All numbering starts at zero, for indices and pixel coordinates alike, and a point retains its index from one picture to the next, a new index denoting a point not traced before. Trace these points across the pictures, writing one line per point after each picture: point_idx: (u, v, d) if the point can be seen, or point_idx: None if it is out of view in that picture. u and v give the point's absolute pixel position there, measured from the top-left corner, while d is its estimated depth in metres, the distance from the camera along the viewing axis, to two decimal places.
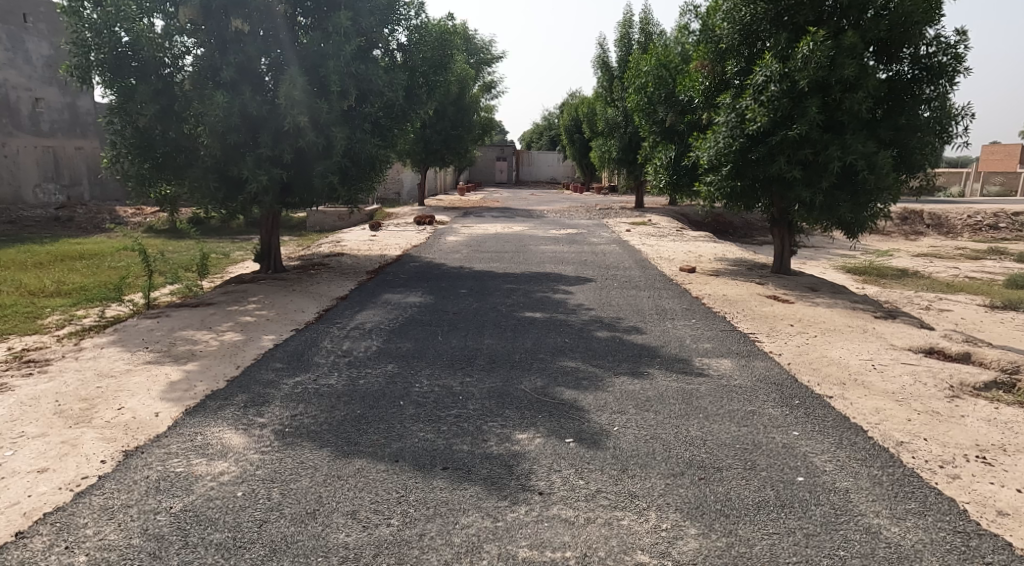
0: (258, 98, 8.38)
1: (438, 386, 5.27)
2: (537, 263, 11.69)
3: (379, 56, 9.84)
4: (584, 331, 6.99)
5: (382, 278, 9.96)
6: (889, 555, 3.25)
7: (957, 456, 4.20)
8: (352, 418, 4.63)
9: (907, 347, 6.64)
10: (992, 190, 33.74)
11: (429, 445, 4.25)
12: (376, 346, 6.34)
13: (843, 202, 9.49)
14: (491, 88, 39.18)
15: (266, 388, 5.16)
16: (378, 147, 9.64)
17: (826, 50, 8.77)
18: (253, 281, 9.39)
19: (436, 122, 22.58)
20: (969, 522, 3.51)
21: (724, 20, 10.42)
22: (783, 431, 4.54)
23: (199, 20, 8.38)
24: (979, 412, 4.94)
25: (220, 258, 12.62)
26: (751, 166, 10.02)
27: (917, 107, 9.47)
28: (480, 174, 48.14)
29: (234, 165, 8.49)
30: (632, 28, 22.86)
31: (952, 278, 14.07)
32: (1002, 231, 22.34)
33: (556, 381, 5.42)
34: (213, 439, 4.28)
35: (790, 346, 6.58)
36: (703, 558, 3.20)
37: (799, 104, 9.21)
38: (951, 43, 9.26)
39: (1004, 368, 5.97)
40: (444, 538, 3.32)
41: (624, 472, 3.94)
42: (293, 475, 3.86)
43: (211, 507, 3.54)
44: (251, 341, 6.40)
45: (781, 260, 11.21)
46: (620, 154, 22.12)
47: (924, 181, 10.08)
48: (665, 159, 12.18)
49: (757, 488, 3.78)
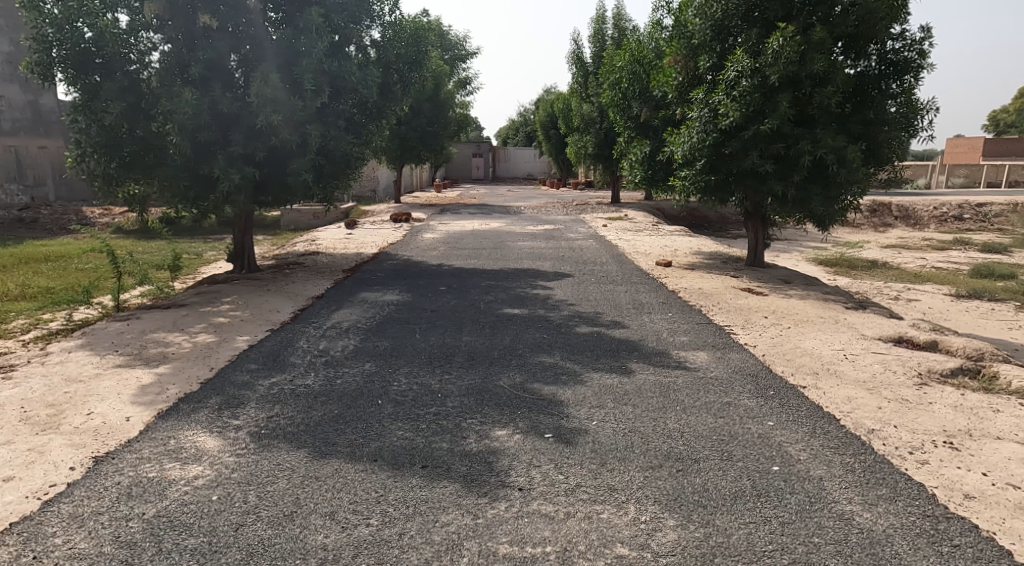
0: (228, 95, 8.27)
1: (417, 384, 5.25)
2: (514, 259, 11.62)
3: (351, 52, 9.72)
4: (563, 326, 7.01)
5: (359, 276, 9.89)
6: (861, 540, 3.31)
7: (925, 442, 4.29)
8: (329, 418, 4.59)
9: (877, 337, 6.76)
10: (956, 182, 34.67)
11: (409, 443, 4.23)
12: (353, 345, 6.29)
13: (814, 196, 9.60)
14: (466, 85, 39.07)
15: (241, 390, 5.08)
16: (353, 145, 9.54)
17: (795, 46, 8.89)
18: (227, 282, 9.24)
19: (411, 119, 22.45)
20: (938, 506, 3.58)
21: (696, 16, 10.52)
22: (758, 422, 4.59)
23: (164, 15, 8.25)
24: (947, 398, 5.05)
25: (193, 259, 12.44)
26: (725, 160, 10.09)
27: (885, 102, 9.62)
28: (458, 171, 47.97)
29: (204, 163, 8.32)
30: (605, 24, 22.99)
31: (919, 268, 14.38)
32: (966, 222, 22.96)
33: (534, 377, 5.42)
34: (187, 443, 4.21)
35: (764, 337, 6.65)
36: (682, 549, 3.23)
37: (770, 99, 9.31)
38: (916, 40, 9.45)
39: (970, 355, 6.14)
40: (423, 536, 3.30)
41: (602, 466, 3.96)
42: (269, 477, 3.81)
43: (185, 511, 3.49)
44: (225, 342, 6.30)
45: (755, 253, 11.35)
46: (596, 149, 22.20)
47: (892, 174, 10.26)
48: (640, 155, 12.17)
49: (734, 479, 3.83)
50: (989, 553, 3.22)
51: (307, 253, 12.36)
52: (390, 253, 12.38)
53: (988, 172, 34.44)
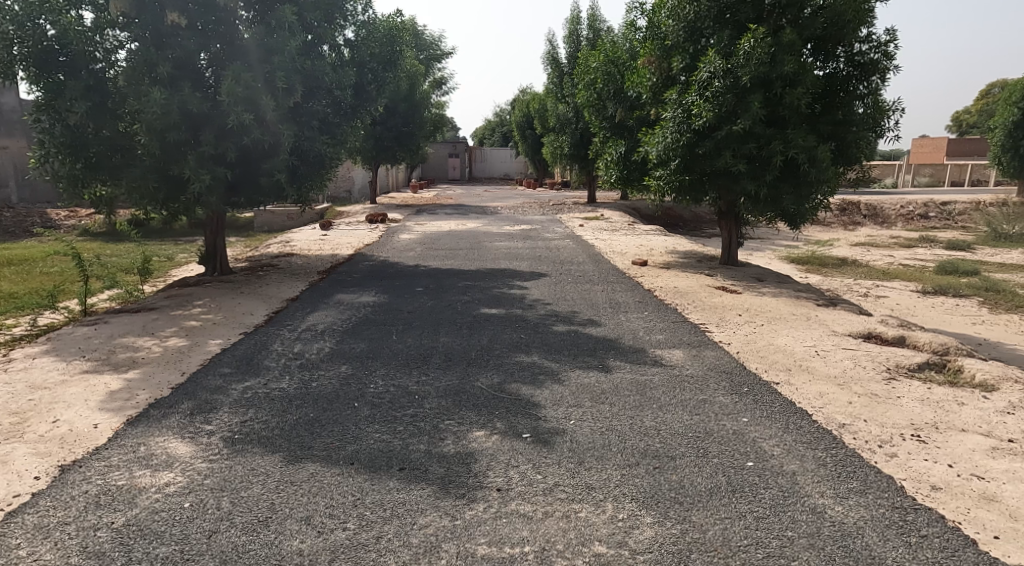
0: (198, 94, 8.08)
1: (394, 386, 5.21)
2: (491, 259, 11.61)
3: (324, 52, 9.64)
4: (540, 325, 7.02)
5: (334, 278, 9.81)
6: (833, 533, 3.36)
7: (894, 435, 4.37)
8: (304, 422, 4.55)
9: (847, 333, 6.88)
10: (921, 181, 35.47)
11: (386, 446, 4.20)
12: (328, 348, 6.24)
13: (785, 195, 9.74)
14: (442, 85, 38.96)
15: (213, 395, 5.01)
16: (327, 145, 9.46)
17: (766, 48, 9.02)
18: (198, 284, 9.10)
19: (386, 119, 22.33)
20: (906, 498, 3.65)
21: (669, 18, 10.60)
22: (733, 418, 4.64)
23: (131, 12, 8.05)
24: (915, 393, 5.15)
25: (164, 262, 12.23)
26: (699, 160, 10.17)
27: (853, 103, 9.79)
28: (434, 171, 47.81)
29: (174, 164, 8.18)
30: (580, 25, 23.09)
31: (887, 266, 14.68)
32: (931, 221, 23.52)
33: (511, 377, 5.42)
34: (157, 449, 4.14)
35: (738, 335, 6.73)
36: (659, 546, 3.25)
37: (742, 100, 9.43)
38: (882, 42, 9.63)
39: (935, 350, 6.28)
40: (401, 539, 3.28)
41: (581, 465, 3.97)
42: (243, 483, 3.76)
43: (156, 519, 3.42)
44: (197, 346, 6.21)
45: (728, 251, 11.48)
46: (572, 149, 22.28)
47: (860, 174, 10.44)
48: (615, 155, 12.20)
49: (709, 475, 3.86)
50: (956, 542, 3.29)
51: (282, 255, 12.24)
52: (366, 254, 12.31)
53: (952, 172, 35.35)
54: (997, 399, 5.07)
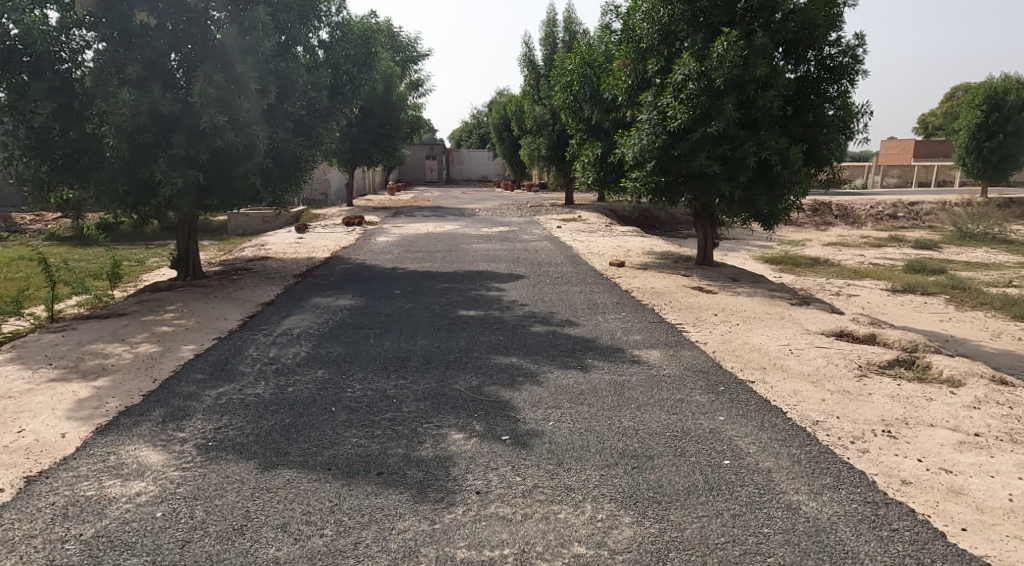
0: (168, 95, 7.95)
1: (371, 390, 5.17)
2: (469, 262, 11.58)
3: (298, 53, 9.55)
4: (518, 327, 7.02)
5: (310, 281, 9.71)
6: (808, 529, 3.39)
7: (866, 431, 4.44)
8: (280, 427, 4.49)
9: (820, 332, 6.98)
10: (889, 182, 36.14)
11: (363, 450, 4.17)
12: (304, 352, 6.17)
13: (759, 196, 9.85)
14: (418, 87, 38.87)
15: (186, 401, 4.92)
16: (301, 147, 9.37)
17: (739, 51, 9.12)
18: (170, 289, 8.95)
19: (362, 121, 22.20)
20: (877, 492, 3.71)
21: (643, 21, 10.68)
22: (709, 417, 4.68)
23: (98, 12, 7.91)
24: (885, 389, 5.24)
25: (134, 266, 12.01)
26: (674, 162, 10.26)
27: (823, 106, 9.95)
28: (411, 173, 47.60)
29: (145, 167, 8.04)
30: (556, 27, 23.18)
31: (858, 265, 14.93)
32: (900, 221, 23.98)
33: (490, 379, 5.41)
34: (128, 458, 4.06)
35: (714, 334, 6.78)
36: (638, 545, 3.25)
37: (716, 102, 9.53)
38: (851, 46, 9.80)
39: (905, 347, 6.40)
40: (380, 545, 3.25)
41: (560, 466, 3.97)
42: (217, 491, 3.70)
43: (126, 530, 3.35)
44: (168, 352, 6.10)
45: (704, 252, 11.59)
46: (549, 151, 22.34)
47: (831, 175, 10.61)
48: (592, 157, 12.24)
49: (687, 474, 3.89)
50: (925, 535, 3.34)
51: (256, 258, 12.09)
52: (342, 257, 12.21)
53: (919, 172, 36.10)
54: (964, 394, 5.17)
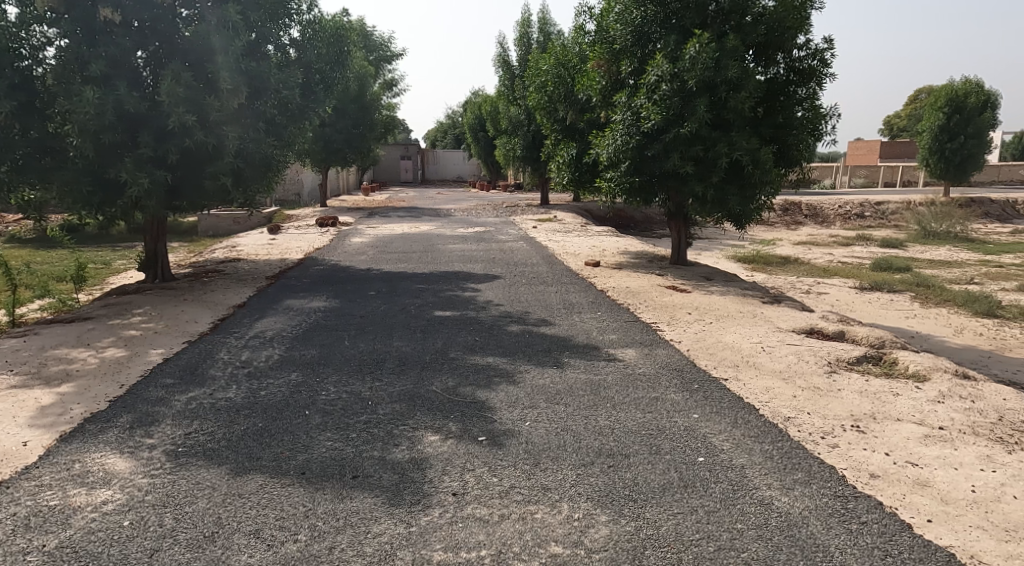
0: (135, 93, 7.79)
1: (345, 393, 5.11)
2: (444, 262, 11.53)
3: (268, 51, 9.42)
4: (494, 327, 7.00)
5: (283, 283, 9.59)
6: (780, 523, 3.43)
7: (835, 427, 4.50)
8: (253, 432, 4.41)
9: (791, 329, 7.07)
10: (857, 182, 36.82)
11: (337, 454, 4.12)
12: (277, 355, 6.09)
13: (731, 196, 9.95)
14: (392, 87, 38.63)
15: (155, 407, 4.82)
16: (273, 147, 9.24)
17: (711, 53, 9.21)
18: (138, 292, 8.76)
19: (335, 120, 21.99)
20: (847, 486, 3.76)
21: (616, 22, 10.75)
22: (684, 415, 4.71)
23: (60, 8, 7.74)
24: (854, 385, 5.32)
25: (101, 269, 11.74)
26: (648, 162, 10.33)
27: (793, 107, 10.08)
28: (385, 174, 47.29)
29: (111, 167, 7.85)
30: (530, 27, 23.21)
31: (827, 263, 15.19)
32: (867, 220, 24.46)
33: (466, 380, 5.38)
34: (94, 466, 3.96)
35: (688, 333, 6.83)
36: (614, 544, 3.25)
37: (689, 103, 9.60)
38: (819, 49, 9.96)
39: (873, 344, 6.52)
40: (355, 549, 3.21)
41: (536, 466, 3.96)
42: (188, 498, 3.62)
43: (92, 540, 3.26)
44: (136, 356, 5.98)
45: (678, 251, 11.69)
46: (525, 151, 22.35)
47: (801, 175, 10.77)
48: (567, 157, 12.28)
49: (662, 471, 3.91)
50: (893, 527, 3.40)
51: (228, 260, 11.91)
52: (315, 258, 12.08)
53: (885, 173, 36.85)
54: (929, 388, 5.28)
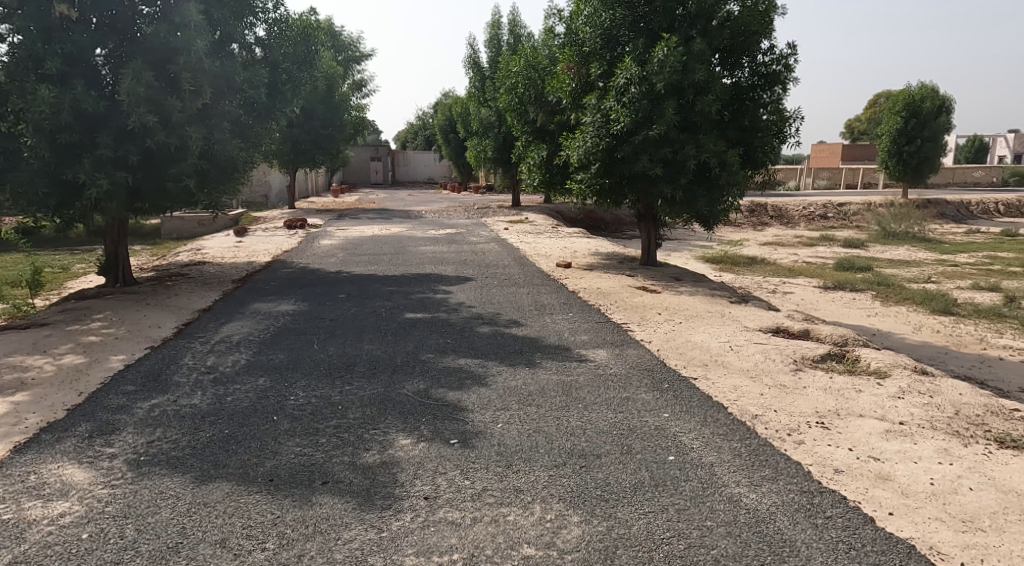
0: (93, 93, 7.59)
1: (315, 397, 5.03)
2: (415, 264, 11.46)
3: (233, 50, 9.26)
4: (465, 328, 6.98)
5: (250, 286, 9.42)
6: (748, 520, 3.46)
7: (801, 423, 4.57)
8: (219, 439, 4.32)
9: (758, 328, 7.17)
10: (820, 184, 37.59)
11: (307, 459, 4.05)
12: (244, 359, 5.98)
13: (699, 198, 10.06)
14: (361, 87, 38.29)
15: (115, 415, 4.69)
16: (238, 148, 9.08)
17: (679, 56, 9.28)
18: (98, 296, 8.53)
19: (303, 121, 21.72)
20: (813, 482, 3.82)
21: (586, 25, 10.80)
22: (654, 414, 4.73)
23: (13, 3, 7.50)
24: (818, 382, 5.41)
25: (58, 273, 11.40)
26: (618, 164, 10.39)
27: (759, 111, 10.23)
28: (355, 175, 46.87)
29: (68, 168, 7.62)
30: (500, 29, 23.22)
31: (792, 263, 15.48)
32: (830, 221, 24.99)
33: (437, 382, 5.33)
34: (50, 478, 3.83)
35: (658, 333, 6.88)
36: (586, 544, 3.25)
37: (657, 106, 9.67)
38: (783, 54, 10.13)
39: (836, 342, 6.64)
40: (325, 556, 3.16)
41: (509, 468, 3.94)
42: (150, 508, 3.53)
43: (48, 555, 3.16)
44: (96, 363, 5.81)
45: (648, 251, 11.78)
46: (495, 153, 22.35)
47: (767, 177, 10.93)
48: (538, 159, 12.30)
49: (633, 471, 3.92)
50: (856, 521, 3.45)
51: (192, 263, 11.67)
52: (283, 261, 11.91)
53: (847, 175, 37.71)
54: (890, 384, 5.40)
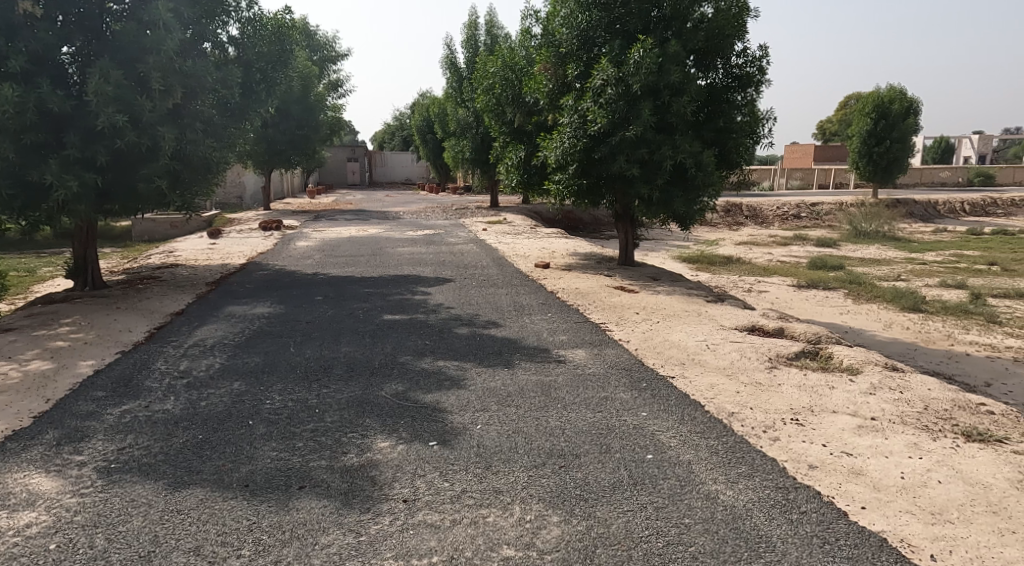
0: (60, 92, 7.42)
1: (291, 401, 4.97)
2: (393, 265, 11.39)
3: (206, 49, 9.12)
4: (443, 329, 6.94)
5: (224, 289, 9.28)
6: (726, 517, 3.48)
7: (776, 421, 4.61)
8: (192, 445, 4.24)
9: (734, 327, 7.24)
10: (794, 184, 38.10)
11: (283, 464, 3.99)
12: (219, 363, 5.88)
13: (675, 198, 10.13)
14: (337, 88, 37.99)
15: (84, 422, 4.58)
16: (211, 149, 8.94)
17: (654, 58, 9.32)
18: (67, 300, 8.35)
19: (278, 121, 21.48)
20: (789, 478, 3.85)
21: (562, 26, 10.82)
22: (632, 413, 4.74)
23: None
24: (793, 379, 5.47)
25: (25, 277, 11.12)
26: (595, 165, 10.43)
27: (733, 112, 10.33)
28: (331, 176, 46.50)
29: (34, 169, 7.44)
30: (477, 29, 23.19)
31: (766, 263, 15.65)
32: (804, 220, 25.34)
33: (415, 384, 5.29)
34: (16, 487, 3.73)
35: (636, 333, 6.91)
36: (566, 544, 3.24)
37: (634, 107, 9.71)
38: (756, 56, 10.25)
39: (810, 339, 6.72)
40: (302, 561, 3.11)
41: (488, 469, 3.92)
42: (122, 516, 3.45)
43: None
44: (64, 368, 5.68)
45: (625, 251, 11.83)
46: (473, 154, 22.30)
47: (741, 177, 11.05)
48: (516, 159, 12.30)
49: (612, 470, 3.92)
50: (831, 515, 3.49)
51: (165, 265, 11.47)
52: (258, 263, 11.75)
53: (820, 175, 38.28)
54: (863, 381, 5.47)
